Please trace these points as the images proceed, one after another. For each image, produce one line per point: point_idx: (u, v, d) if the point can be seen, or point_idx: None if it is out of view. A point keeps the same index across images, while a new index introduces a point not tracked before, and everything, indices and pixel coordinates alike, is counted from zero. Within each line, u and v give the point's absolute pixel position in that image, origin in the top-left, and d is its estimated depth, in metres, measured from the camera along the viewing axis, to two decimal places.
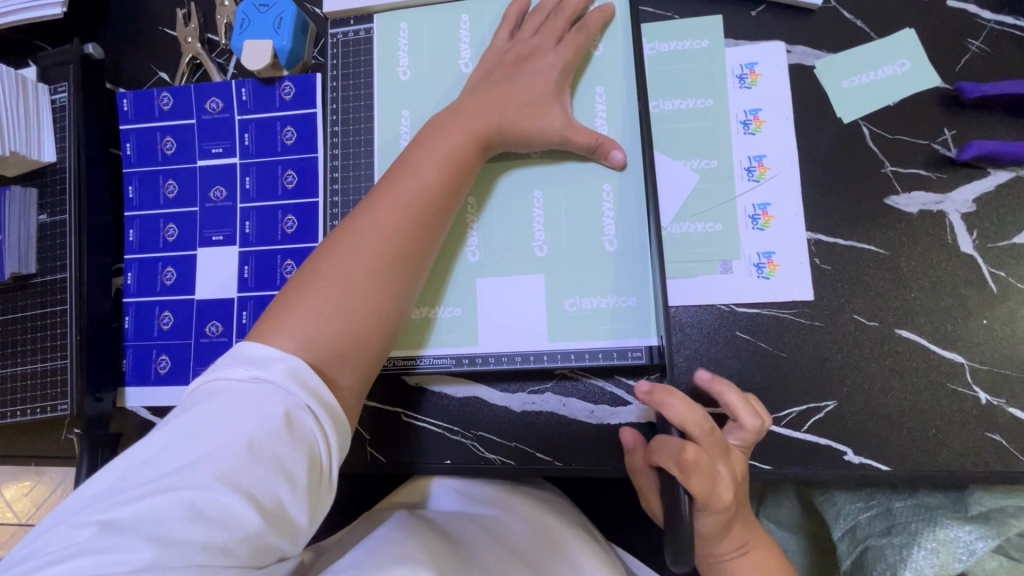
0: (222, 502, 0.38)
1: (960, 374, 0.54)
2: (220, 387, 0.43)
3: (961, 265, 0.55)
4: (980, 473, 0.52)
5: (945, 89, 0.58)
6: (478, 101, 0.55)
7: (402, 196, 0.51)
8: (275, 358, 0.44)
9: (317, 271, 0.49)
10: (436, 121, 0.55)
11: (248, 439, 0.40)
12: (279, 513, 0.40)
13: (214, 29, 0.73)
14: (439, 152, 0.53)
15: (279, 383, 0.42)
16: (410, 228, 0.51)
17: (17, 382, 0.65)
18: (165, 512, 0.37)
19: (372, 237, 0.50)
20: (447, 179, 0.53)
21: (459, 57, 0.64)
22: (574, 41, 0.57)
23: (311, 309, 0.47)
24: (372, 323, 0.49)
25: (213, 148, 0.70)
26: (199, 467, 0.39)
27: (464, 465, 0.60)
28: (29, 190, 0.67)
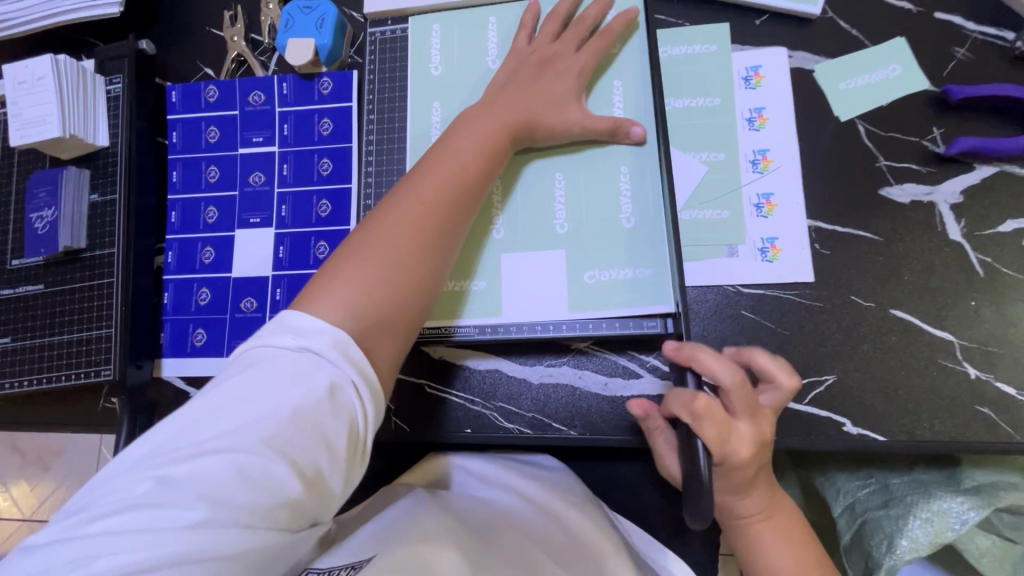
0: (269, 467, 0.40)
1: (950, 351, 0.58)
2: (267, 356, 0.45)
3: (951, 251, 0.59)
4: (970, 444, 0.56)
5: (933, 91, 0.63)
6: (507, 103, 0.60)
7: (437, 191, 0.55)
8: (320, 330, 0.46)
9: (358, 254, 0.52)
10: (469, 121, 0.59)
11: (295, 410, 0.42)
12: (318, 480, 0.42)
13: (258, 30, 0.79)
14: (472, 152, 0.57)
15: (326, 355, 0.45)
16: (443, 221, 0.55)
17: (63, 349, 0.70)
18: (217, 471, 0.39)
19: (411, 225, 0.53)
20: (479, 177, 0.57)
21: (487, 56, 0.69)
22: (595, 45, 0.63)
23: (353, 283, 0.50)
24: (409, 304, 0.53)
25: (254, 137, 0.75)
26: (249, 431, 0.41)
27: (484, 433, 0.64)
28: (82, 171, 0.72)
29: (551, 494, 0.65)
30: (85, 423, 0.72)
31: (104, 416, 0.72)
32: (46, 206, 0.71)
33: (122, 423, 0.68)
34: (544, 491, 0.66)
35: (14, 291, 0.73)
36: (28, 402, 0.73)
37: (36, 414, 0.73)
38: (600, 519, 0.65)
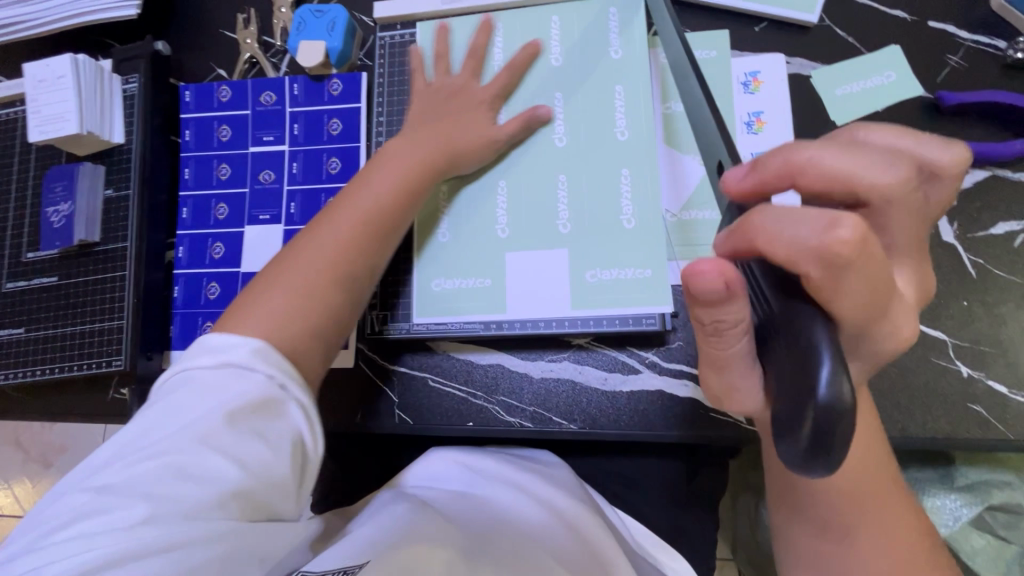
0: (206, 462, 0.42)
1: (943, 350, 0.59)
2: (189, 371, 0.46)
3: (944, 251, 0.61)
4: (962, 440, 0.57)
5: (927, 97, 0.64)
6: (423, 133, 0.63)
7: (357, 213, 0.57)
8: (238, 343, 0.47)
9: (276, 278, 0.53)
10: (391, 148, 0.62)
11: (224, 410, 0.44)
12: (261, 470, 0.44)
13: (270, 32, 0.81)
14: (393, 175, 0.60)
15: (245, 361, 0.46)
16: (364, 241, 0.57)
17: (75, 340, 0.71)
18: (154, 476, 0.41)
19: (330, 247, 0.55)
20: (401, 198, 0.60)
21: (493, 58, 0.70)
22: (502, 77, 0.67)
23: (276, 305, 0.51)
24: (329, 324, 0.54)
25: (265, 136, 0.77)
26: (182, 434, 0.43)
27: (486, 427, 0.65)
28: (98, 167, 0.74)
29: (570, 501, 0.65)
30: (94, 413, 0.73)
31: (114, 406, 0.73)
32: (62, 200, 0.73)
33: (133, 410, 0.70)
34: (564, 497, 0.65)
35: (29, 283, 0.74)
36: (40, 392, 0.75)
37: (48, 404, 0.75)
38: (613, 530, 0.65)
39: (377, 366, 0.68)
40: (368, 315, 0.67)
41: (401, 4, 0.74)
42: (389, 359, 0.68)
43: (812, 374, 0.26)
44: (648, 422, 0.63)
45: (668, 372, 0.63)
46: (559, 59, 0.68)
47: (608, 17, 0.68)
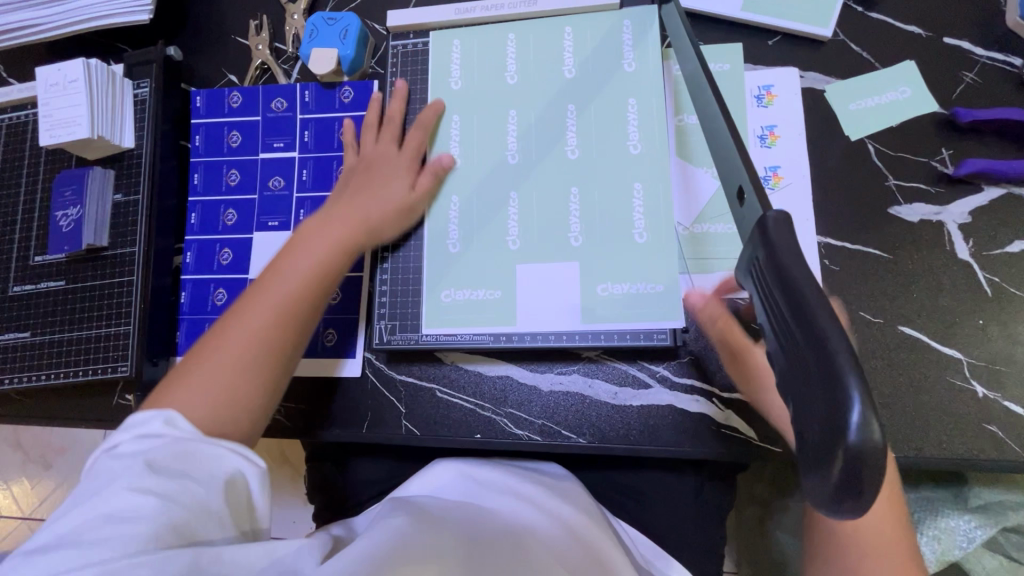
0: (132, 505, 0.43)
1: (959, 369, 0.58)
2: (108, 442, 0.48)
3: (960, 269, 0.60)
4: (978, 461, 0.56)
5: (942, 114, 0.64)
6: (342, 208, 0.63)
7: (283, 288, 0.58)
8: (149, 416, 0.48)
9: (193, 364, 0.53)
10: (307, 225, 0.63)
11: (147, 459, 0.45)
12: (191, 503, 0.45)
13: (282, 39, 0.81)
14: (313, 252, 0.60)
15: (158, 420, 0.48)
16: (284, 317, 0.57)
17: (82, 345, 0.71)
18: (87, 525, 0.42)
19: (246, 327, 0.55)
20: (323, 272, 0.60)
21: (507, 69, 0.70)
22: (414, 140, 0.68)
23: (199, 382, 0.52)
24: (250, 401, 0.53)
25: (275, 143, 0.77)
26: (106, 489, 0.44)
27: (494, 440, 0.64)
28: (107, 172, 0.74)
29: (579, 514, 0.64)
30: (99, 419, 0.73)
31: (118, 412, 0.73)
32: (72, 205, 0.73)
33: None
34: (571, 511, 0.64)
35: (36, 287, 0.74)
36: (45, 397, 0.75)
37: (51, 409, 0.74)
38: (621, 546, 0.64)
39: (384, 376, 0.67)
40: (379, 325, 0.67)
41: (414, 13, 0.74)
42: (396, 369, 0.68)
43: (841, 419, 0.24)
44: (658, 437, 0.62)
45: (679, 387, 0.63)
46: (574, 72, 0.68)
47: (622, 29, 0.68)
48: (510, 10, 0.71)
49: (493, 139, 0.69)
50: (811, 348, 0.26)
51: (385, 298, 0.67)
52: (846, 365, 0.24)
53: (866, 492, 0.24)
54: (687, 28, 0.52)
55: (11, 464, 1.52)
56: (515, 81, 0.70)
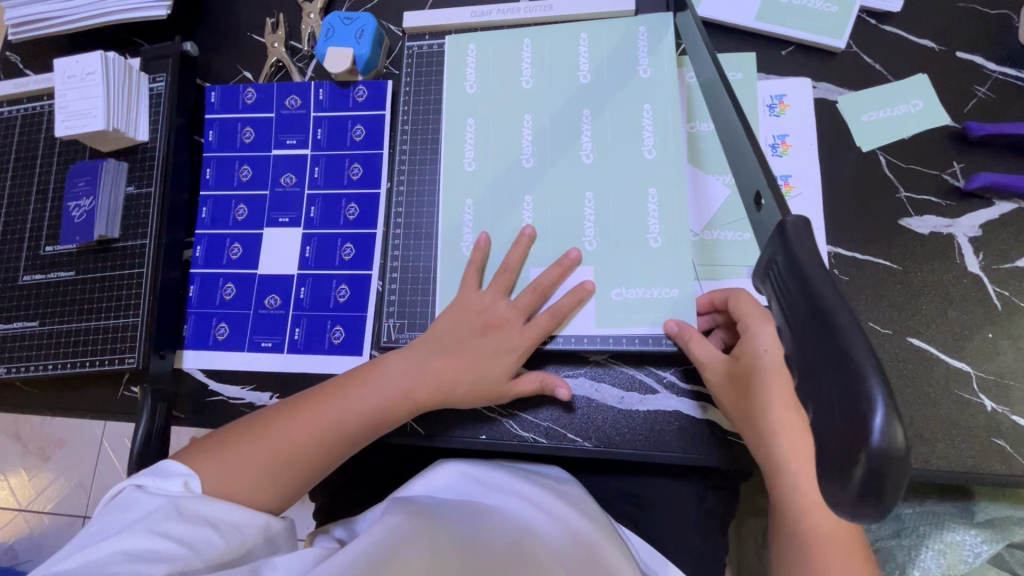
0: (155, 546, 0.47)
1: (967, 382, 0.58)
2: (138, 483, 0.52)
3: (969, 282, 0.60)
4: (985, 476, 0.56)
5: (955, 127, 0.64)
6: (431, 359, 0.62)
7: (348, 420, 0.59)
8: (179, 472, 0.54)
9: (239, 441, 0.57)
10: (393, 359, 0.62)
11: (177, 505, 0.50)
12: (208, 555, 0.48)
13: (297, 38, 0.82)
14: (380, 389, 0.60)
15: (186, 479, 0.53)
16: (322, 442, 0.58)
17: (89, 336, 0.71)
18: (109, 560, 0.45)
19: (289, 438, 0.57)
20: (378, 418, 0.60)
21: (523, 74, 0.71)
22: (542, 326, 0.62)
23: (234, 464, 0.55)
24: (263, 503, 0.56)
25: (288, 140, 0.78)
26: (133, 527, 0.48)
27: (499, 441, 0.64)
28: (121, 164, 0.75)
29: (580, 517, 0.63)
30: (104, 410, 0.73)
31: (123, 404, 0.73)
32: (85, 196, 0.73)
33: (142, 411, 0.68)
34: (572, 513, 0.63)
35: (45, 276, 0.74)
36: (49, 387, 0.75)
37: (56, 399, 0.74)
38: (624, 548, 0.63)
39: None
40: (387, 324, 0.69)
41: (430, 15, 0.75)
42: None
43: (864, 420, 0.24)
44: (664, 443, 0.62)
45: (686, 393, 0.63)
46: (589, 77, 0.69)
47: (639, 38, 0.69)
48: (525, 14, 0.72)
49: (508, 142, 0.69)
50: (833, 348, 0.26)
51: (393, 299, 0.70)
52: (869, 372, 0.24)
53: (886, 494, 0.24)
54: (702, 33, 0.53)
55: (8, 456, 1.52)
56: (530, 86, 0.70)
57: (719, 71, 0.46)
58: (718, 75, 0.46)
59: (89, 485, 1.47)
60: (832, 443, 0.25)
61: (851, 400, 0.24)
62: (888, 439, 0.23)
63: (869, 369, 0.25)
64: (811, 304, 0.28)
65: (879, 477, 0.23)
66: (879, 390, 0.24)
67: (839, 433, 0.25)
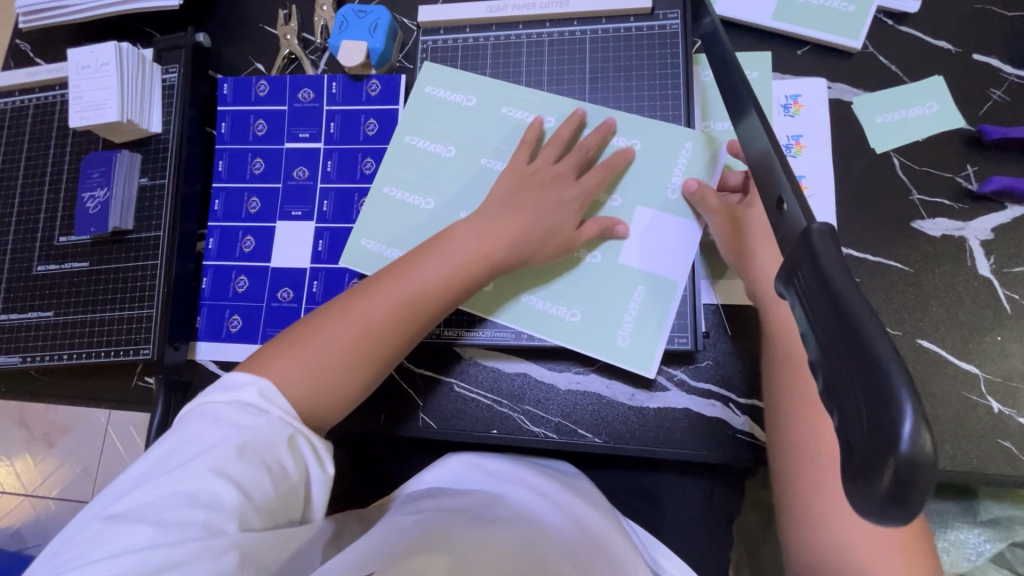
0: (215, 490, 0.45)
1: (975, 384, 0.59)
2: (204, 407, 0.50)
3: (980, 285, 0.61)
4: (990, 476, 0.57)
5: (969, 130, 0.64)
6: (497, 224, 0.60)
7: (423, 290, 0.58)
8: (249, 383, 0.51)
9: (318, 330, 0.55)
10: (457, 232, 0.60)
11: (238, 443, 0.47)
12: (264, 502, 0.47)
13: (310, 30, 0.82)
14: (450, 259, 0.59)
15: (253, 403, 0.50)
16: (402, 318, 0.57)
17: (103, 326, 0.72)
18: (171, 502, 0.44)
19: (365, 319, 0.56)
20: (453, 287, 0.59)
21: (421, 193, 0.70)
22: (598, 173, 0.64)
23: (320, 353, 0.54)
24: (354, 384, 0.56)
25: (301, 133, 0.78)
26: (194, 465, 0.46)
27: (510, 436, 0.66)
28: (135, 155, 0.75)
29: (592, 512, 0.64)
30: (120, 400, 0.74)
31: (138, 394, 0.74)
32: (98, 187, 0.73)
33: (158, 402, 0.70)
34: (584, 507, 0.65)
35: (59, 267, 0.75)
36: (63, 377, 0.75)
37: (70, 389, 0.75)
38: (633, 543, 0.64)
39: (403, 368, 0.69)
40: None
41: (445, 10, 0.74)
42: (414, 362, 0.69)
43: (892, 429, 0.24)
44: (674, 438, 0.63)
45: (696, 392, 0.63)
46: (506, 129, 0.70)
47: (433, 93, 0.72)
48: (541, 10, 0.72)
49: None
50: (859, 354, 0.26)
51: None
52: (897, 378, 0.24)
53: (913, 499, 0.24)
54: (720, 32, 0.55)
55: (15, 440, 1.53)
56: (432, 206, 0.69)
57: (741, 75, 0.46)
58: (740, 78, 0.46)
59: (94, 472, 1.49)
60: (861, 449, 0.25)
61: (879, 409, 0.25)
62: (919, 447, 0.23)
63: (898, 378, 0.25)
64: (836, 314, 0.28)
65: (908, 482, 0.24)
66: (909, 398, 0.24)
67: (867, 438, 0.25)
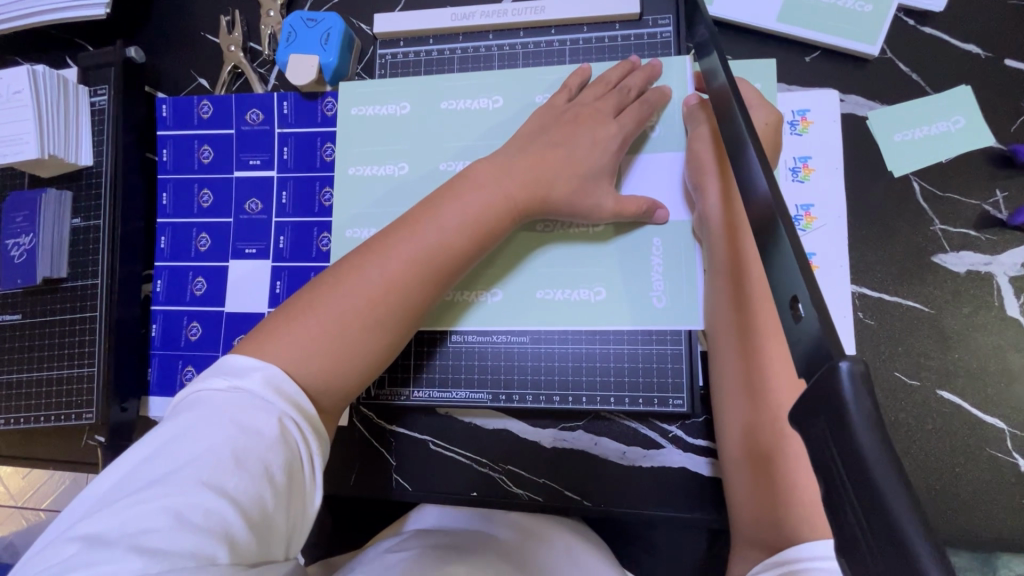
0: (206, 504, 0.37)
1: (1000, 440, 0.53)
2: (199, 399, 0.43)
3: (1008, 329, 0.55)
4: (1017, 543, 0.52)
5: (999, 149, 0.57)
6: (520, 163, 0.53)
7: (444, 244, 0.51)
8: (253, 367, 0.45)
9: (330, 288, 0.49)
10: (475, 174, 0.53)
11: (234, 447, 0.40)
12: (262, 519, 0.39)
13: (257, 39, 0.72)
14: (468, 208, 0.52)
15: (257, 392, 0.43)
16: (424, 274, 0.50)
17: (42, 386, 0.65)
18: (151, 521, 0.36)
19: (382, 276, 0.49)
20: (477, 232, 0.52)
21: (392, 100, 0.63)
22: (635, 112, 0.56)
23: (331, 317, 0.48)
24: (368, 352, 0.49)
25: (251, 160, 0.69)
26: (182, 473, 0.38)
27: (493, 498, 0.60)
28: (64, 193, 0.67)
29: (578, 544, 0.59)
30: (68, 462, 0.68)
31: (89, 454, 0.68)
32: (24, 233, 0.66)
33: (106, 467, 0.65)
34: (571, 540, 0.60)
35: None
36: (8, 437, 0.70)
37: (16, 450, 0.69)
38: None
39: (373, 426, 0.62)
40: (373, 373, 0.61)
41: (406, 17, 0.65)
42: (385, 418, 0.62)
43: None
44: (669, 501, 0.57)
45: (694, 450, 0.57)
46: (543, 92, 0.61)
47: (369, 87, 0.64)
48: (514, 17, 0.63)
49: None
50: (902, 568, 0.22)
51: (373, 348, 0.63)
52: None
53: None
54: (717, 50, 0.49)
55: None
56: (407, 112, 0.62)
57: (749, 128, 0.40)
58: (748, 133, 0.39)
59: None
60: None
61: None
62: None
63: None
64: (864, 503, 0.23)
65: None
66: None
67: None
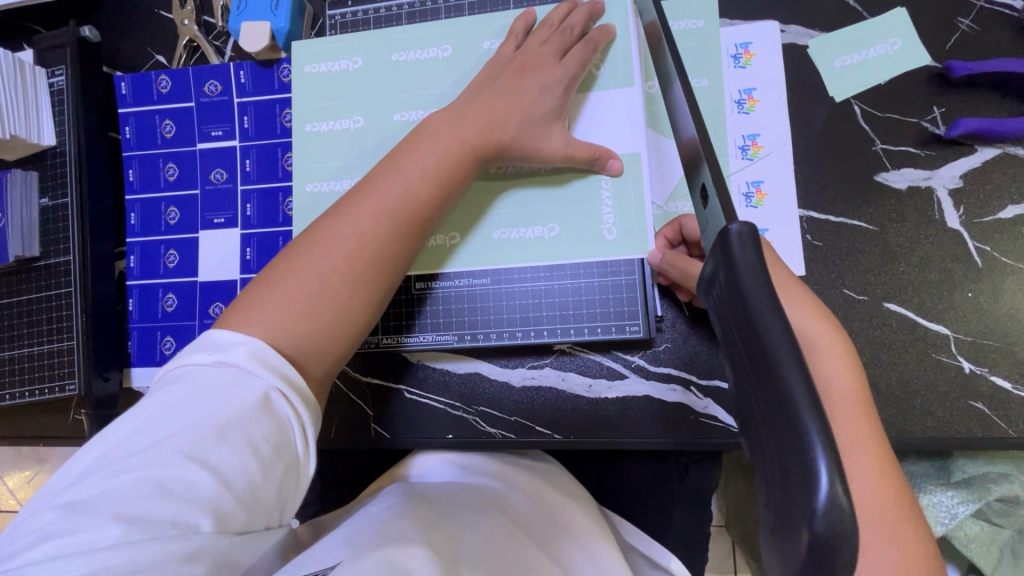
0: (189, 477, 0.38)
1: (945, 346, 0.55)
2: (184, 372, 0.43)
3: (948, 239, 0.57)
4: (964, 440, 0.54)
5: (935, 68, 0.59)
6: (473, 111, 0.54)
7: (415, 198, 0.51)
8: (237, 342, 0.44)
9: (306, 250, 0.49)
10: (437, 132, 0.53)
11: (217, 422, 0.40)
12: (249, 491, 0.40)
13: (210, 11, 0.73)
14: (429, 160, 0.52)
15: (242, 366, 0.43)
16: (398, 229, 0.51)
17: (25, 364, 0.67)
18: (133, 491, 0.37)
19: (356, 233, 0.49)
20: (442, 188, 0.52)
21: (344, 56, 0.64)
22: (579, 54, 0.57)
23: (309, 276, 0.48)
24: (349, 311, 0.49)
25: (212, 131, 0.70)
26: (165, 446, 0.38)
27: (468, 440, 0.62)
28: (30, 174, 0.68)
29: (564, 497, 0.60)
30: (55, 437, 0.70)
31: (76, 428, 0.70)
32: None
33: None
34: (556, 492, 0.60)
35: None
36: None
37: (7, 428, 0.71)
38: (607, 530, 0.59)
39: (348, 378, 0.64)
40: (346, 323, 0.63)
41: None
42: (361, 370, 0.64)
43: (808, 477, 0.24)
44: (636, 429, 0.59)
45: (656, 377, 0.59)
46: (492, 38, 0.62)
47: (320, 48, 0.64)
48: None
49: None
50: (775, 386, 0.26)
51: None
52: (808, 413, 0.24)
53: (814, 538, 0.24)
54: None
55: None
56: (360, 67, 0.63)
57: (676, 59, 0.42)
58: (675, 69, 0.42)
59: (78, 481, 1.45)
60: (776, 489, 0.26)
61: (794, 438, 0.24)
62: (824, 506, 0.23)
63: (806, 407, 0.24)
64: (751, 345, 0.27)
65: (834, 518, 0.23)
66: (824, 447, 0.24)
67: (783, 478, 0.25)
